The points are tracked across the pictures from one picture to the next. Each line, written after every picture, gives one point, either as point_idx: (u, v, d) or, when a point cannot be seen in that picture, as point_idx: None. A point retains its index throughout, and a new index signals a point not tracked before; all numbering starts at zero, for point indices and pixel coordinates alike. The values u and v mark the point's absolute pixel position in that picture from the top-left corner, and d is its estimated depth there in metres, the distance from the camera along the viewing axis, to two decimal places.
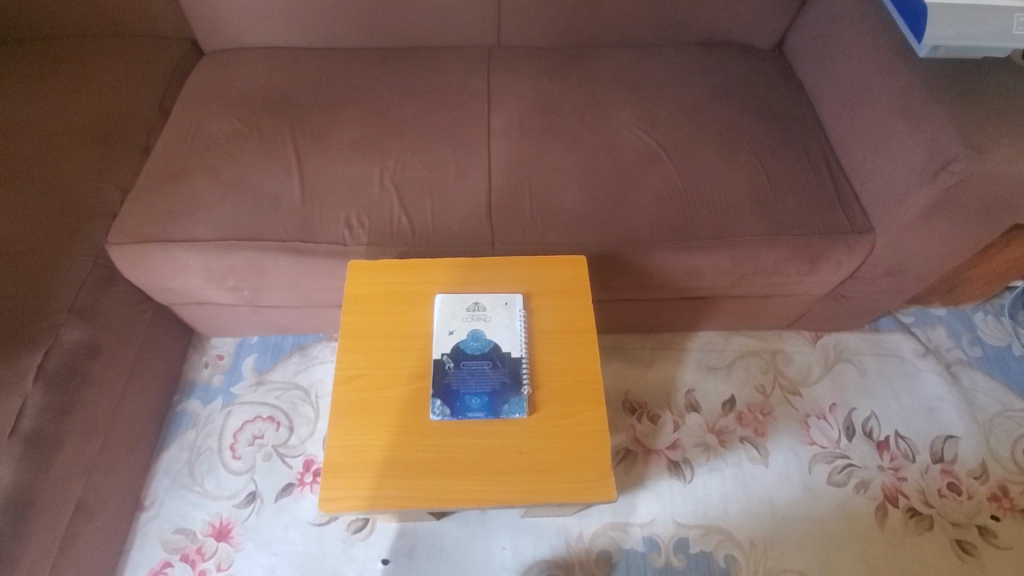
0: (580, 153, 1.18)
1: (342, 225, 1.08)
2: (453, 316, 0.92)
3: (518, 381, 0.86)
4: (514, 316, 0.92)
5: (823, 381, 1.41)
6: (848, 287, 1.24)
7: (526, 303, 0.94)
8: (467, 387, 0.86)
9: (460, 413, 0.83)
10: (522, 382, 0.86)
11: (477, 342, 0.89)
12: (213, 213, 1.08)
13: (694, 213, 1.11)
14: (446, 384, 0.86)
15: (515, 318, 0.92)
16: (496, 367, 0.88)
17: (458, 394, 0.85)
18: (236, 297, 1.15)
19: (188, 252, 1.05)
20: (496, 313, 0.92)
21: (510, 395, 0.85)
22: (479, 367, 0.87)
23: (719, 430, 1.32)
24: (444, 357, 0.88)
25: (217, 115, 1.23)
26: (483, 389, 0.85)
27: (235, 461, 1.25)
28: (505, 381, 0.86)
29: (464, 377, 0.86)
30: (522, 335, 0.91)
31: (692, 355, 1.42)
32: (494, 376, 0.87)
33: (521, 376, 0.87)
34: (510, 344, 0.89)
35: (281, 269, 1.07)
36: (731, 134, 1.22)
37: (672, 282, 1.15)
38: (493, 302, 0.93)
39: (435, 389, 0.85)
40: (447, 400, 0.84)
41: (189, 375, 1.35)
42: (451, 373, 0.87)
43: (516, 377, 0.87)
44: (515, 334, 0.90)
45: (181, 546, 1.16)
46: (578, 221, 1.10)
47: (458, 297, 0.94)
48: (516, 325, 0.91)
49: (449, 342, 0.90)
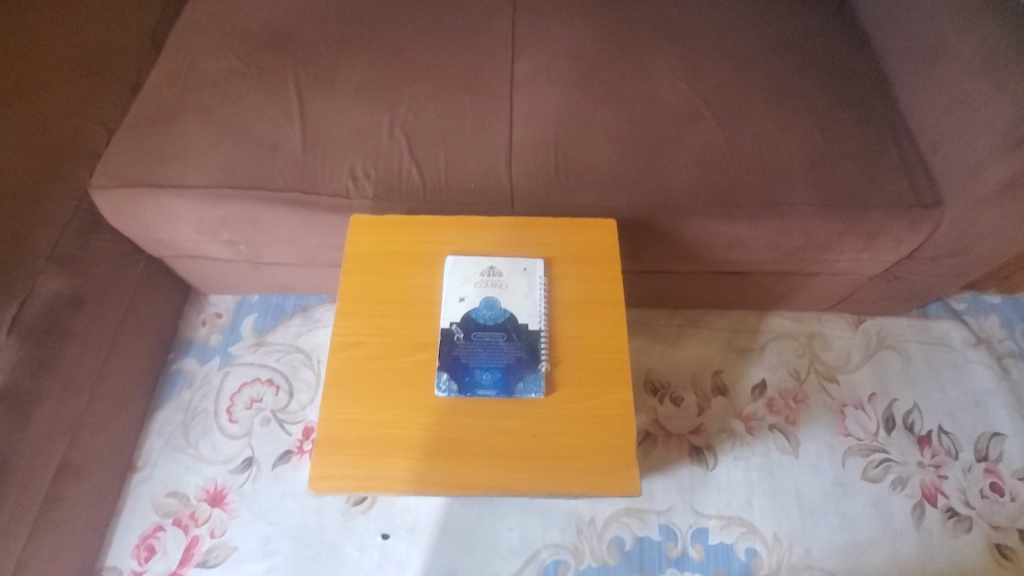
0: (614, 105, 1.05)
1: (346, 175, 0.97)
2: (466, 281, 0.82)
3: (536, 356, 0.77)
4: (534, 284, 0.82)
5: (863, 368, 1.30)
6: (904, 268, 1.12)
7: (547, 269, 0.84)
8: (477, 362, 0.76)
9: (470, 390, 0.74)
10: (540, 358, 0.77)
11: (491, 312, 0.80)
12: (206, 158, 0.98)
13: (739, 177, 0.99)
14: (455, 358, 0.76)
15: (535, 286, 0.82)
16: (511, 341, 0.78)
17: (469, 370, 0.76)
18: (231, 251, 1.06)
19: (177, 199, 0.95)
20: (513, 279, 0.82)
21: (526, 372, 0.76)
22: (491, 340, 0.78)
23: (747, 417, 1.23)
24: (454, 326, 0.79)
25: (213, 50, 1.11)
26: (496, 364, 0.76)
27: (231, 425, 1.19)
28: (521, 356, 0.77)
29: (475, 351, 0.77)
30: (542, 305, 0.81)
31: (722, 334, 1.31)
32: (508, 351, 0.77)
33: (539, 351, 0.77)
34: (528, 316, 0.80)
35: (278, 223, 0.98)
36: (784, 90, 1.08)
37: (709, 253, 1.04)
38: (511, 267, 0.83)
39: (442, 362, 0.76)
40: (456, 376, 0.75)
41: (186, 333, 1.28)
42: (461, 345, 0.77)
43: (533, 352, 0.77)
44: (534, 304, 0.81)
45: (174, 510, 1.11)
46: (608, 181, 0.98)
47: (471, 259, 0.84)
48: (536, 294, 0.81)
49: (460, 309, 0.80)
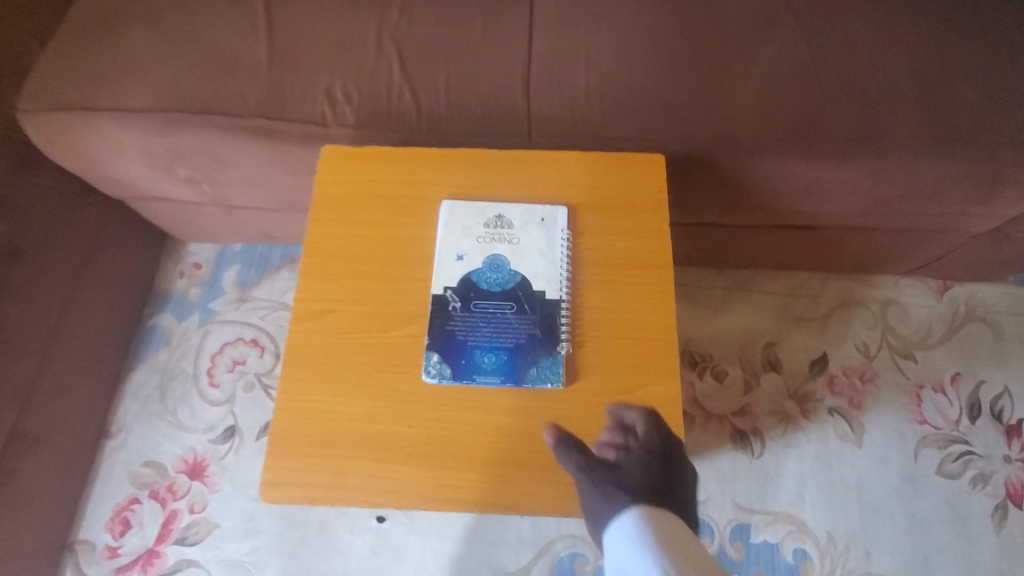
0: (663, 6, 0.82)
1: (321, 97, 0.78)
2: (466, 235, 0.64)
3: (554, 334, 0.59)
4: (554, 239, 0.63)
5: (946, 344, 1.09)
6: (1020, 226, 0.89)
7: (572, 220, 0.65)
8: (478, 340, 0.59)
9: (467, 377, 0.58)
10: (559, 337, 0.59)
11: (497, 275, 0.62)
12: (152, 75, 0.80)
13: (824, 104, 0.76)
14: (450, 334, 0.59)
15: (556, 242, 0.63)
16: (523, 313, 0.61)
17: (467, 350, 0.59)
18: (195, 192, 0.90)
19: (119, 126, 0.78)
20: (527, 233, 0.64)
21: (541, 355, 0.58)
22: (497, 312, 0.60)
23: (802, 397, 1.05)
24: (449, 294, 0.61)
25: None
26: (501, 344, 0.59)
27: (212, 389, 1.06)
28: (535, 334, 0.59)
29: (476, 326, 0.60)
30: (564, 267, 0.63)
31: (778, 299, 1.11)
32: (518, 326, 0.60)
33: (558, 327, 0.60)
34: (545, 281, 0.62)
35: (242, 158, 0.80)
36: None
37: (776, 203, 0.82)
38: (524, 217, 0.65)
39: (431, 340, 0.59)
40: (449, 359, 0.58)
41: (163, 286, 1.14)
42: (458, 317, 0.60)
43: (551, 328, 0.59)
44: (554, 266, 0.62)
45: (150, 481, 1.01)
46: (653, 107, 0.76)
47: (474, 206, 0.65)
48: (556, 253, 0.63)
49: (457, 270, 0.62)
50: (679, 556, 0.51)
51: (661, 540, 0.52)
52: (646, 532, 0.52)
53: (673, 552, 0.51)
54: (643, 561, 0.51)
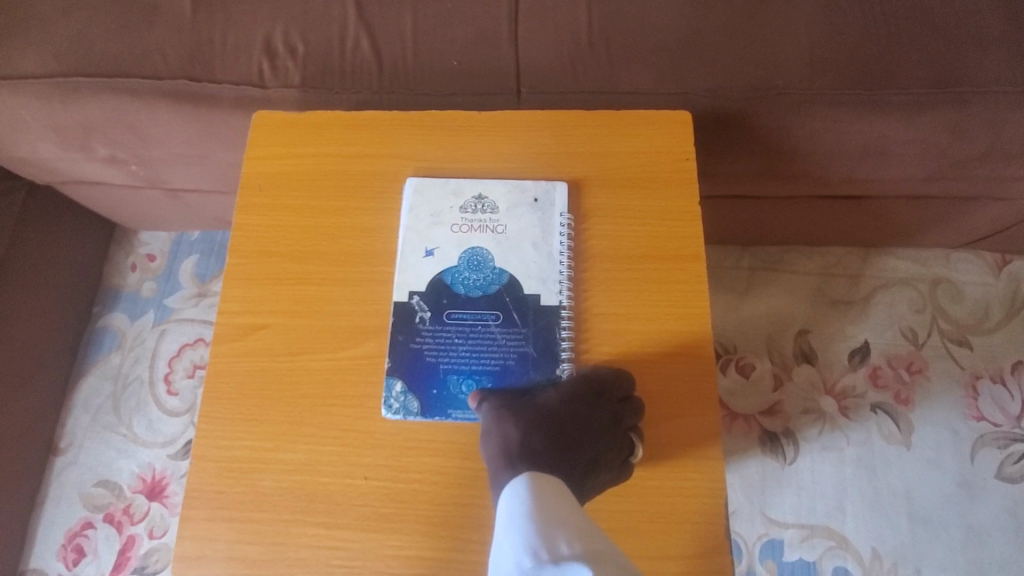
0: None
1: (258, 51, 0.62)
2: (436, 223, 0.53)
3: (552, 353, 0.50)
4: (550, 228, 0.52)
5: (1006, 328, 0.95)
6: None
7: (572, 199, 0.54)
8: (453, 362, 0.50)
9: (439, 411, 0.49)
10: (561, 357, 0.50)
11: (477, 274, 0.52)
12: (49, 29, 0.65)
13: (887, 42, 0.61)
14: (415, 357, 0.50)
15: (553, 230, 0.52)
16: (512, 323, 0.51)
17: (438, 375, 0.49)
18: (125, 175, 0.76)
19: (14, 96, 0.64)
20: (516, 219, 0.53)
21: (538, 380, 0.49)
22: (479, 324, 0.51)
23: (841, 393, 0.91)
24: (416, 301, 0.51)
25: None
26: (483, 366, 0.50)
27: (170, 399, 0.94)
28: (527, 353, 0.50)
29: (449, 345, 0.50)
30: (563, 262, 0.52)
31: (812, 280, 0.96)
32: (506, 342, 0.50)
33: (558, 344, 0.50)
34: (541, 283, 0.51)
35: (169, 131, 0.66)
36: None
37: (819, 171, 0.68)
38: (512, 199, 0.53)
39: (393, 363, 0.50)
40: (416, 388, 0.49)
41: (112, 280, 1.01)
42: (427, 333, 0.50)
43: (548, 346, 0.50)
44: (550, 262, 0.52)
45: (105, 503, 0.90)
46: (670, 52, 0.61)
47: (446, 189, 0.54)
48: (554, 247, 0.52)
49: (427, 270, 0.52)
50: (572, 529, 0.40)
51: (551, 510, 0.41)
52: (535, 497, 0.42)
53: (565, 523, 0.41)
54: (521, 534, 0.40)
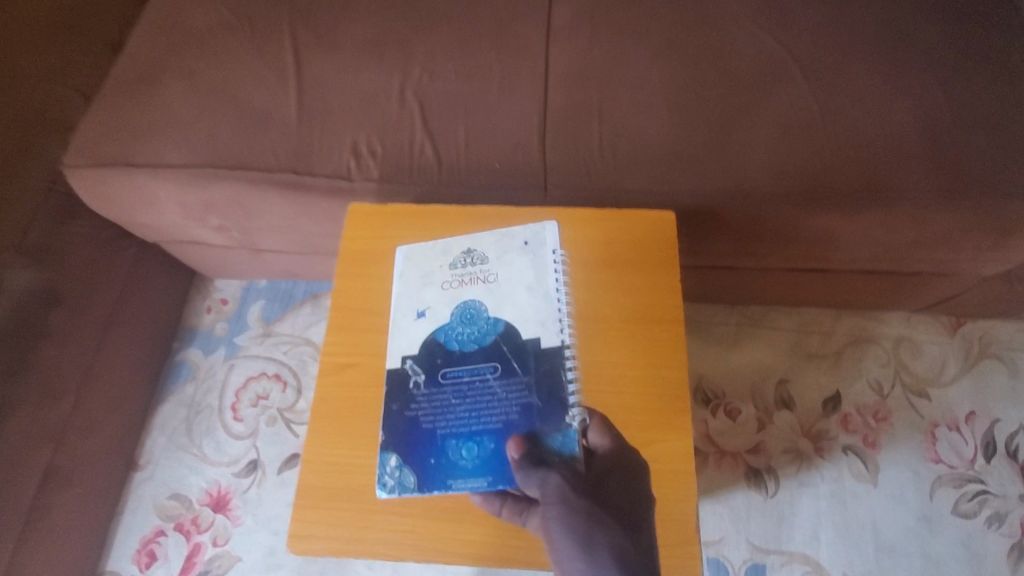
0: (675, 59, 0.85)
1: (347, 152, 0.82)
2: (426, 286, 0.70)
3: (555, 398, 0.63)
4: (534, 268, 0.68)
5: (960, 382, 1.09)
6: None
7: (558, 236, 0.71)
8: (445, 429, 0.63)
9: (432, 480, 0.61)
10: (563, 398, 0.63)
11: (467, 326, 0.67)
12: (187, 130, 0.84)
13: (832, 156, 0.78)
14: (411, 430, 0.63)
15: (537, 266, 0.68)
16: (508, 369, 0.64)
17: (438, 443, 0.62)
18: (225, 238, 0.94)
19: (157, 179, 0.83)
20: (500, 263, 0.69)
21: (548, 432, 0.61)
22: (467, 384, 0.64)
23: (816, 435, 1.05)
24: (409, 364, 0.66)
25: (204, 5, 0.97)
26: (475, 428, 0.62)
27: (237, 424, 1.09)
28: (528, 404, 0.63)
29: (440, 412, 0.63)
30: (548, 299, 0.67)
31: (790, 335, 1.12)
32: (500, 393, 0.63)
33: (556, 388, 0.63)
34: (541, 326, 0.66)
35: (272, 208, 0.84)
36: (894, 39, 0.85)
37: (786, 250, 0.85)
38: (493, 253, 0.70)
39: (392, 437, 0.63)
40: (413, 462, 0.62)
41: (190, 321, 1.18)
42: (420, 401, 0.64)
43: (549, 393, 0.63)
44: (536, 296, 0.67)
45: (176, 513, 1.04)
46: (663, 160, 0.79)
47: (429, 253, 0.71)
48: (536, 284, 0.68)
49: (420, 326, 0.68)
50: None
51: None
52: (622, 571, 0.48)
53: None
54: None
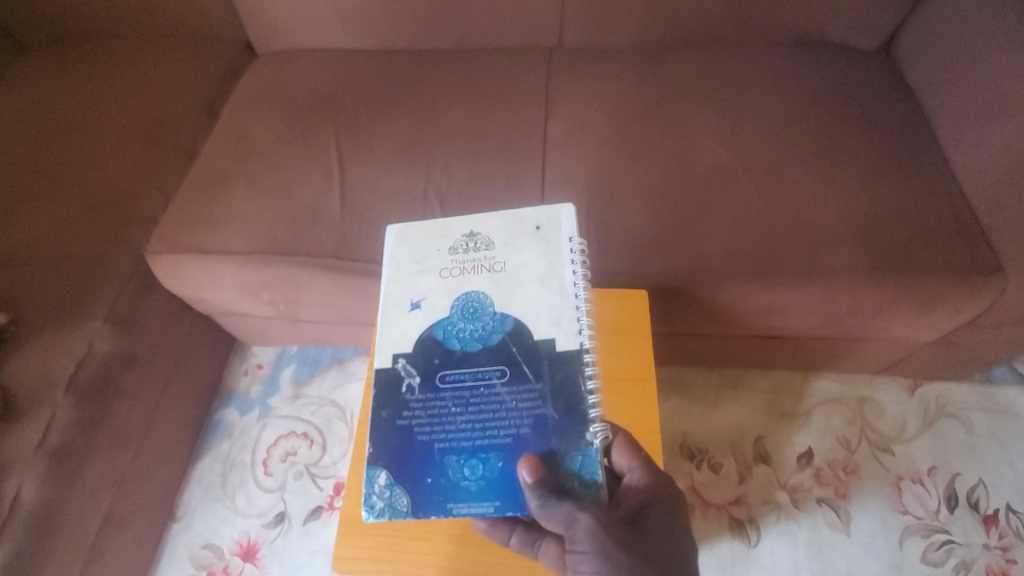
0: (648, 165, 1.05)
1: (381, 240, 1.00)
2: (423, 279, 0.77)
3: (571, 409, 0.68)
4: (542, 258, 0.76)
5: (921, 438, 1.20)
6: (963, 334, 1.04)
7: (567, 225, 0.78)
8: (444, 446, 0.68)
9: (428, 502, 0.66)
10: (578, 412, 0.68)
11: (466, 323, 0.74)
12: (250, 223, 1.03)
13: (776, 242, 0.96)
14: (409, 449, 0.68)
15: (547, 259, 0.76)
16: (516, 374, 0.70)
17: (436, 461, 0.67)
18: (272, 310, 1.11)
19: (223, 263, 1.01)
20: (505, 255, 0.77)
21: (560, 455, 0.66)
22: (469, 393, 0.69)
23: (792, 488, 1.16)
24: (404, 362, 0.72)
25: (264, 120, 1.19)
26: (478, 444, 0.67)
27: (267, 478, 1.21)
28: (541, 417, 0.68)
29: (439, 426, 0.69)
30: (558, 293, 0.74)
31: (765, 396, 1.25)
32: (504, 398, 0.69)
33: (573, 403, 0.69)
34: (556, 324, 0.72)
35: (316, 286, 1.01)
36: (825, 148, 1.05)
37: (748, 319, 1.01)
38: (493, 247, 0.78)
39: (385, 460, 0.68)
40: (406, 483, 0.67)
41: (228, 383, 1.33)
42: (416, 414, 0.69)
43: (567, 405, 0.68)
44: (539, 289, 0.74)
45: (209, 562, 1.13)
46: (639, 247, 0.97)
47: (435, 249, 0.79)
48: (540, 276, 0.75)
49: (415, 315, 0.75)
50: None
51: None
52: None
53: None
54: None
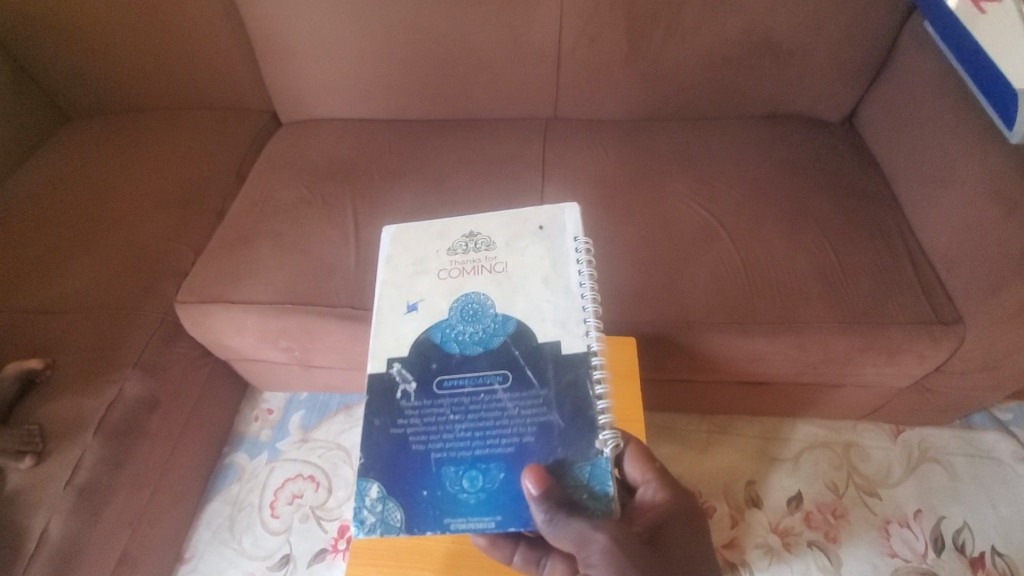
0: (635, 225, 1.16)
1: None
2: (420, 280, 0.78)
3: (576, 414, 0.66)
4: (542, 260, 0.76)
5: (906, 483, 1.25)
6: (934, 381, 1.11)
7: (569, 229, 0.78)
8: (441, 456, 0.66)
9: (425, 516, 0.64)
10: (583, 417, 0.66)
11: (464, 325, 0.73)
12: (271, 276, 1.13)
13: (752, 295, 1.05)
14: (404, 460, 0.67)
15: (548, 261, 0.76)
16: (517, 378, 0.69)
17: (433, 472, 0.65)
18: (288, 356, 1.19)
19: (246, 313, 1.10)
20: (505, 256, 0.77)
21: (566, 465, 0.64)
22: (467, 399, 0.68)
23: (783, 531, 1.20)
24: (396, 366, 0.71)
25: (286, 183, 1.31)
26: (477, 452, 0.65)
27: (274, 521, 1.25)
28: (544, 424, 0.66)
29: (436, 435, 0.67)
30: (559, 296, 0.73)
31: (755, 441, 1.31)
32: (505, 403, 0.68)
33: (580, 408, 0.67)
34: (562, 325, 0.71)
35: (331, 334, 1.10)
36: (796, 210, 1.16)
37: (731, 366, 1.08)
38: (492, 249, 0.78)
39: (380, 471, 0.66)
40: (400, 498, 0.65)
41: (240, 428, 1.39)
42: (412, 421, 0.68)
43: (576, 411, 0.67)
44: (538, 291, 0.74)
45: None
46: (628, 300, 1.06)
47: (434, 252, 0.80)
48: (539, 278, 0.75)
49: (410, 316, 0.75)
50: None
51: None
52: None
53: None
54: None
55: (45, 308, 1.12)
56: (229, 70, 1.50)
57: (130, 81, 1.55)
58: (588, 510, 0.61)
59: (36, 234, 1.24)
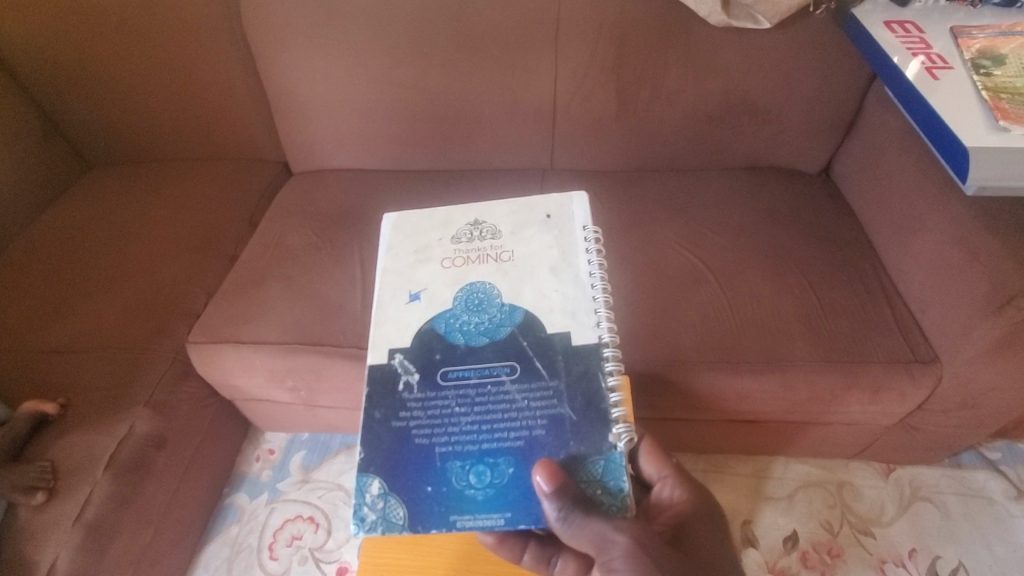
0: (627, 270, 1.22)
1: None
2: (421, 269, 0.83)
3: (586, 404, 0.71)
4: (547, 248, 0.82)
5: (900, 522, 1.26)
6: (918, 419, 1.15)
7: (575, 217, 0.85)
8: (445, 452, 0.69)
9: (428, 512, 0.66)
10: (594, 410, 0.70)
11: (471, 317, 0.78)
12: (281, 317, 1.18)
13: (739, 336, 1.10)
14: (409, 455, 0.69)
15: (556, 251, 0.82)
16: (526, 369, 0.73)
17: (438, 467, 0.68)
18: (293, 396, 1.22)
19: (255, 352, 1.14)
20: (509, 248, 0.83)
21: (576, 461, 0.67)
22: (474, 391, 0.72)
23: (780, 571, 1.21)
24: (399, 356, 0.76)
25: (296, 229, 1.38)
26: (483, 447, 0.68)
27: (272, 563, 1.25)
28: (552, 417, 0.70)
29: (441, 428, 0.70)
30: (566, 284, 0.79)
31: (750, 480, 1.33)
32: (512, 393, 0.72)
33: (593, 401, 0.71)
34: (572, 315, 0.76)
35: (337, 374, 1.14)
36: (779, 255, 1.23)
37: (722, 405, 1.12)
38: (493, 238, 0.85)
39: (381, 468, 0.69)
40: (402, 493, 0.67)
41: (241, 468, 1.40)
42: (414, 416, 0.71)
43: (590, 401, 0.71)
44: (544, 280, 0.79)
45: None
46: (622, 340, 1.11)
47: (437, 241, 0.86)
48: (544, 267, 0.80)
49: (411, 303, 0.80)
50: None
51: None
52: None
53: None
54: None
55: (61, 348, 1.16)
56: (245, 124, 1.61)
57: (150, 134, 1.65)
58: (603, 506, 0.65)
59: (55, 277, 1.30)
